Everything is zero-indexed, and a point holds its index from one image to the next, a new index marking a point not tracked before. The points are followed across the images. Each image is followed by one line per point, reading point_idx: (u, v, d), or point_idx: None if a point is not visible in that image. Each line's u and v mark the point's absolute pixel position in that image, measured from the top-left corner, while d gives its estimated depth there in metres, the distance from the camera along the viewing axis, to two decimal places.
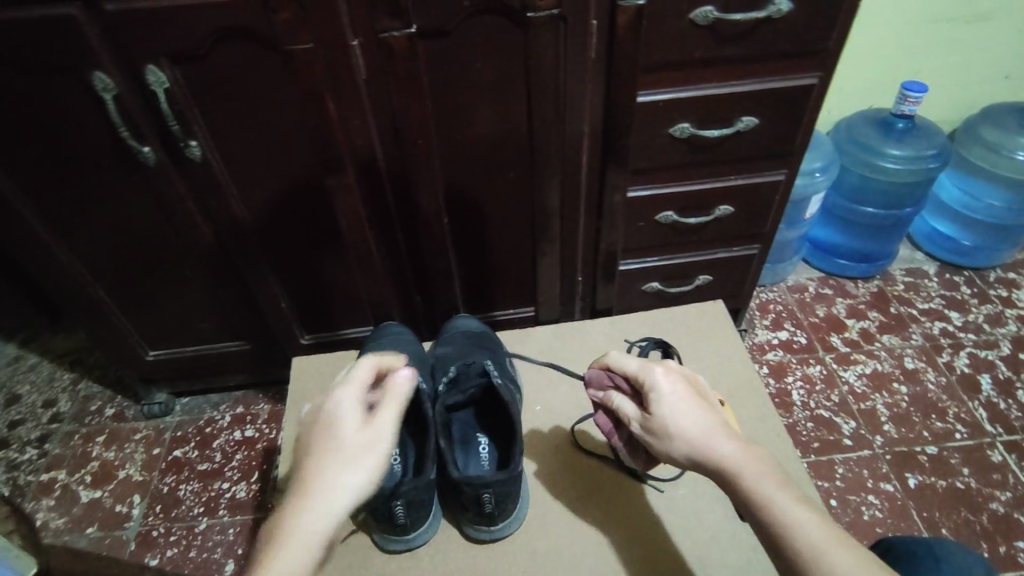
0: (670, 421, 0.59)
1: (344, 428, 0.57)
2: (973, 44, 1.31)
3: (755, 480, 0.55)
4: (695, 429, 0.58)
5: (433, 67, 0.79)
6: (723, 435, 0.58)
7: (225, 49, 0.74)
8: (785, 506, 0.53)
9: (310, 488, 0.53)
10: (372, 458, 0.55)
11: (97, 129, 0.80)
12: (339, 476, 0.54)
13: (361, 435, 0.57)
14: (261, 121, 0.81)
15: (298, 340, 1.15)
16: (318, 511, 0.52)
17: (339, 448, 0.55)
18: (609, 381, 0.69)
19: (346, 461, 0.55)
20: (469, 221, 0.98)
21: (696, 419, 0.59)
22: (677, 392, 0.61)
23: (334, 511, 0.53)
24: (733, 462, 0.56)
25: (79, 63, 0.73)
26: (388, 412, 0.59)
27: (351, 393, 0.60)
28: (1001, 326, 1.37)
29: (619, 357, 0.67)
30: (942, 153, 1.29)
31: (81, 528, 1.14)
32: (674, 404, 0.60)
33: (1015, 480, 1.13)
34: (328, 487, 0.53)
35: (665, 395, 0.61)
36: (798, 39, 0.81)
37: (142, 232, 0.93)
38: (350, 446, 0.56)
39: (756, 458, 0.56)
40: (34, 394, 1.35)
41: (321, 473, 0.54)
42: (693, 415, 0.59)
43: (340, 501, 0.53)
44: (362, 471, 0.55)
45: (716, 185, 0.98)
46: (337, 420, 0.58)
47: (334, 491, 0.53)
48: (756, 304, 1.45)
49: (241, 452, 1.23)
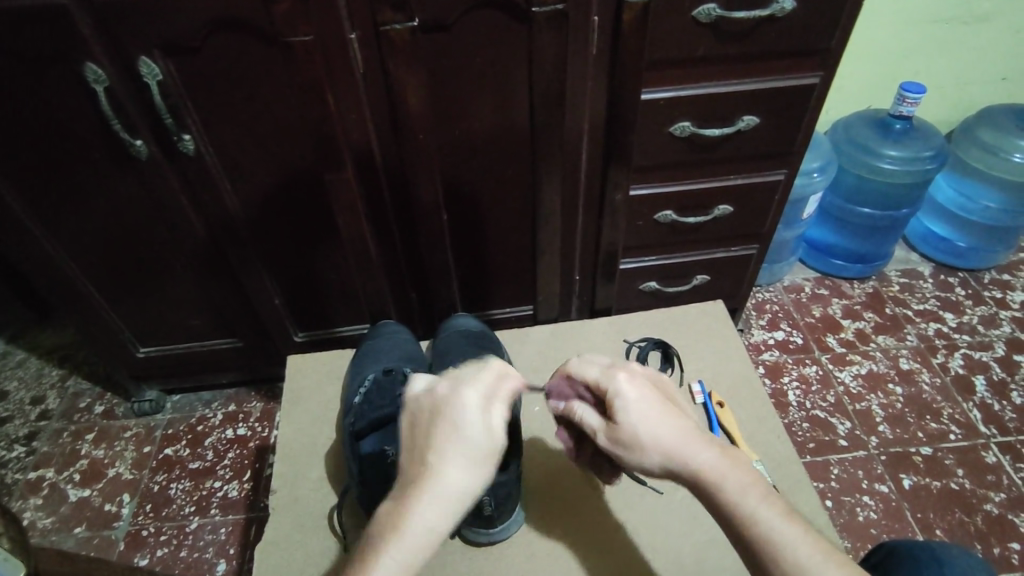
0: (638, 429, 0.56)
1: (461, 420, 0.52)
2: (971, 45, 1.31)
3: (740, 489, 0.53)
4: (664, 435, 0.56)
5: (433, 61, 0.77)
6: (697, 443, 0.56)
7: (219, 41, 0.72)
8: (773, 519, 0.52)
9: (421, 491, 0.50)
10: (482, 463, 0.51)
11: (88, 122, 0.79)
12: (450, 485, 0.50)
13: (479, 435, 0.51)
14: (257, 114, 0.80)
15: (293, 337, 1.14)
16: (430, 519, 0.49)
17: (454, 450, 0.51)
18: (569, 391, 0.65)
19: (457, 463, 0.51)
20: (467, 218, 0.97)
21: (665, 426, 0.56)
22: (642, 399, 0.58)
23: (440, 518, 0.49)
24: (713, 470, 0.54)
25: (69, 53, 0.71)
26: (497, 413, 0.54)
27: (473, 389, 0.54)
28: (995, 327, 1.37)
29: (582, 364, 0.64)
30: (939, 155, 1.29)
31: (69, 527, 1.12)
32: (642, 413, 0.57)
33: (1009, 481, 1.13)
34: (438, 495, 0.50)
35: (629, 402, 0.58)
36: (801, 37, 0.80)
37: (134, 226, 0.92)
38: (459, 449, 0.51)
39: (735, 465, 0.55)
40: (21, 390, 1.33)
41: (434, 475, 0.50)
42: (661, 423, 0.57)
43: (445, 511, 0.50)
44: (470, 477, 0.51)
45: (716, 184, 0.97)
46: (457, 418, 0.52)
47: (447, 494, 0.50)
48: (753, 304, 1.45)
49: (233, 450, 1.21)
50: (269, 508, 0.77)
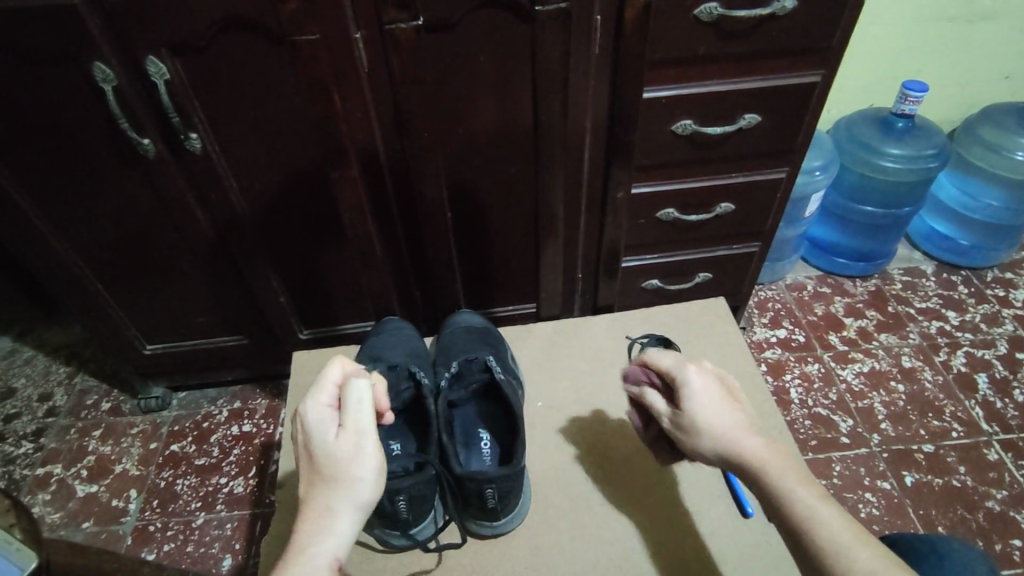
0: (704, 410, 0.59)
1: (320, 443, 0.56)
2: (974, 44, 1.31)
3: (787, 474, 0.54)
4: (727, 420, 0.58)
5: (437, 60, 0.78)
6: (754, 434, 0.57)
7: (227, 41, 0.73)
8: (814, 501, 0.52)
9: (317, 511, 0.54)
10: (359, 462, 0.55)
11: (97, 121, 0.80)
12: (335, 491, 0.54)
13: (338, 443, 0.56)
14: (262, 112, 0.81)
15: (298, 334, 1.15)
16: (321, 532, 0.52)
17: (325, 462, 0.55)
18: (643, 376, 0.69)
19: (342, 479, 0.54)
20: (470, 216, 0.98)
21: (727, 413, 0.58)
22: (705, 388, 0.60)
23: (342, 527, 0.53)
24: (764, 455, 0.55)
25: (79, 53, 0.72)
26: (361, 413, 0.57)
27: (321, 402, 0.58)
28: (998, 326, 1.38)
29: (654, 353, 0.67)
30: (941, 153, 1.30)
31: (77, 522, 1.13)
32: (704, 400, 0.59)
33: (1011, 479, 1.14)
34: (321, 504, 0.54)
35: (699, 384, 0.60)
36: (803, 37, 0.81)
37: (141, 224, 0.93)
38: (337, 463, 0.55)
39: (784, 455, 0.55)
40: (29, 388, 1.35)
41: (326, 479, 0.55)
42: (724, 411, 0.58)
43: (343, 521, 0.53)
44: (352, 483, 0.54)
45: (717, 183, 0.98)
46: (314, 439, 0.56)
47: (339, 500, 0.54)
48: (755, 302, 1.46)
49: (238, 447, 1.22)
50: (275, 502, 0.78)
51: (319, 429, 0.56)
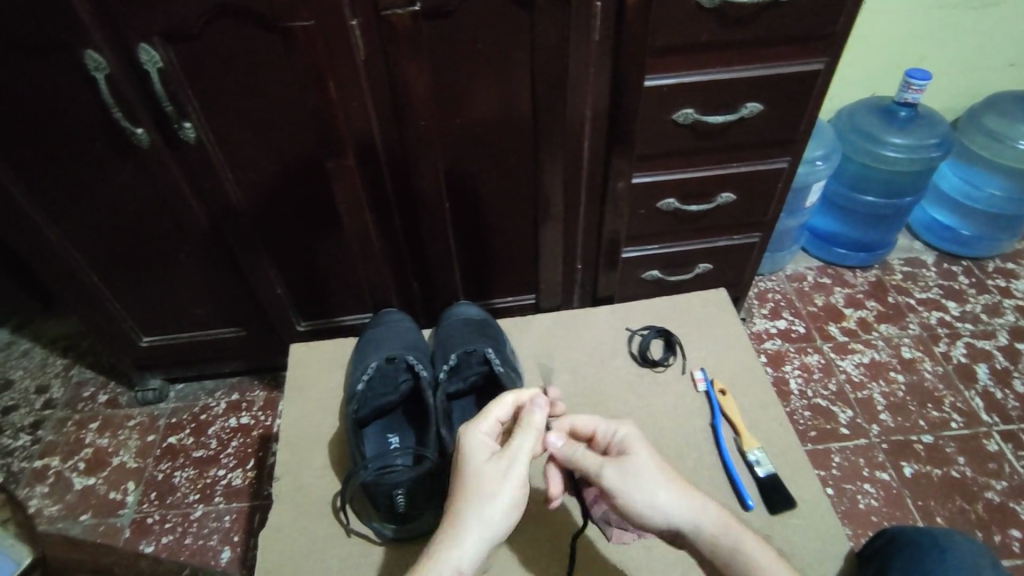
0: (632, 503, 0.60)
1: (477, 469, 0.60)
2: (977, 31, 1.30)
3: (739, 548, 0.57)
4: (665, 505, 0.60)
5: (434, 48, 0.77)
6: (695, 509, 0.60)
7: (220, 28, 0.72)
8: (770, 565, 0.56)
9: (461, 517, 0.57)
10: (510, 487, 0.59)
11: (89, 110, 0.78)
12: (484, 501, 0.58)
13: (496, 468, 0.60)
14: (258, 101, 0.79)
15: (295, 326, 1.14)
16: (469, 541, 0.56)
17: (489, 477, 0.59)
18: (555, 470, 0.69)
19: (490, 497, 0.58)
20: (469, 206, 0.96)
21: (662, 495, 0.60)
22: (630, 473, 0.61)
23: (475, 543, 0.56)
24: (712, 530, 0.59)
25: (68, 40, 0.71)
26: (522, 443, 0.61)
27: (490, 434, 0.63)
28: (998, 316, 1.37)
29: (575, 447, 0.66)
30: (943, 142, 1.29)
31: (75, 514, 1.13)
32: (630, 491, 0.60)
33: (1010, 469, 1.14)
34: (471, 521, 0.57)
35: (619, 471, 0.61)
36: (806, 24, 0.79)
37: (135, 215, 0.92)
38: (492, 484, 0.59)
39: (730, 524, 0.59)
40: (26, 379, 1.34)
41: (478, 492, 0.58)
42: (657, 492, 0.60)
43: (480, 537, 0.57)
44: (499, 506, 0.58)
45: (718, 172, 0.97)
46: (472, 463, 0.60)
47: (485, 514, 0.57)
48: (755, 293, 1.45)
49: (236, 439, 1.22)
50: (273, 495, 0.78)
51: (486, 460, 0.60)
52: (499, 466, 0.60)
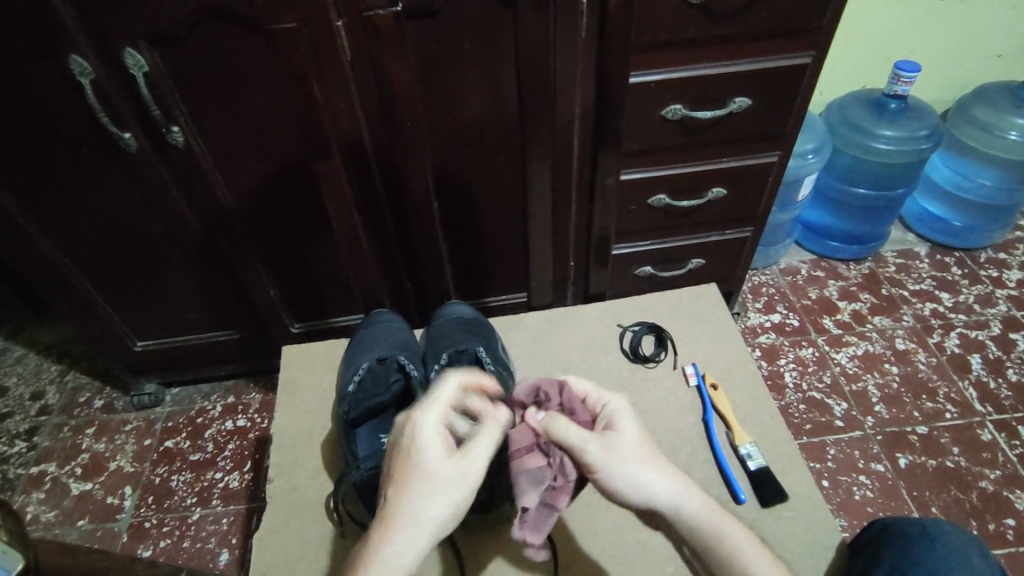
0: (614, 483, 0.55)
1: (425, 461, 0.54)
2: (966, 22, 1.30)
3: (718, 535, 0.54)
4: (648, 485, 0.55)
5: (420, 48, 0.77)
6: (679, 491, 0.55)
7: (205, 31, 0.72)
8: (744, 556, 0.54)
9: (401, 518, 0.52)
10: (460, 488, 0.53)
11: (77, 115, 0.78)
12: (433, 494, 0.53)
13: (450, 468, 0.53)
14: (245, 104, 0.79)
15: (288, 328, 1.14)
16: (406, 546, 0.51)
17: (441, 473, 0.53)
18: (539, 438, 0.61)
19: (432, 498, 0.52)
20: (459, 205, 0.97)
21: (645, 474, 0.55)
22: (616, 455, 0.56)
23: (417, 546, 0.51)
24: (691, 523, 0.55)
25: (54, 45, 0.71)
26: (483, 445, 0.54)
27: (441, 421, 0.56)
28: (991, 306, 1.37)
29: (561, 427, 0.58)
30: (934, 134, 1.29)
31: (72, 519, 1.13)
32: (616, 473, 0.55)
33: (1004, 458, 1.14)
34: (410, 522, 0.51)
35: (606, 450, 0.56)
36: (793, 17, 0.79)
37: (125, 219, 0.91)
38: (438, 485, 0.52)
39: (709, 506, 0.56)
40: (21, 386, 1.34)
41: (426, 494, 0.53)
42: (642, 478, 0.55)
43: (426, 536, 0.52)
44: (450, 508, 0.52)
45: (708, 167, 0.97)
46: (422, 454, 0.54)
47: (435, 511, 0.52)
48: (749, 287, 1.45)
49: (233, 441, 1.22)
50: (268, 497, 0.78)
51: (436, 452, 0.54)
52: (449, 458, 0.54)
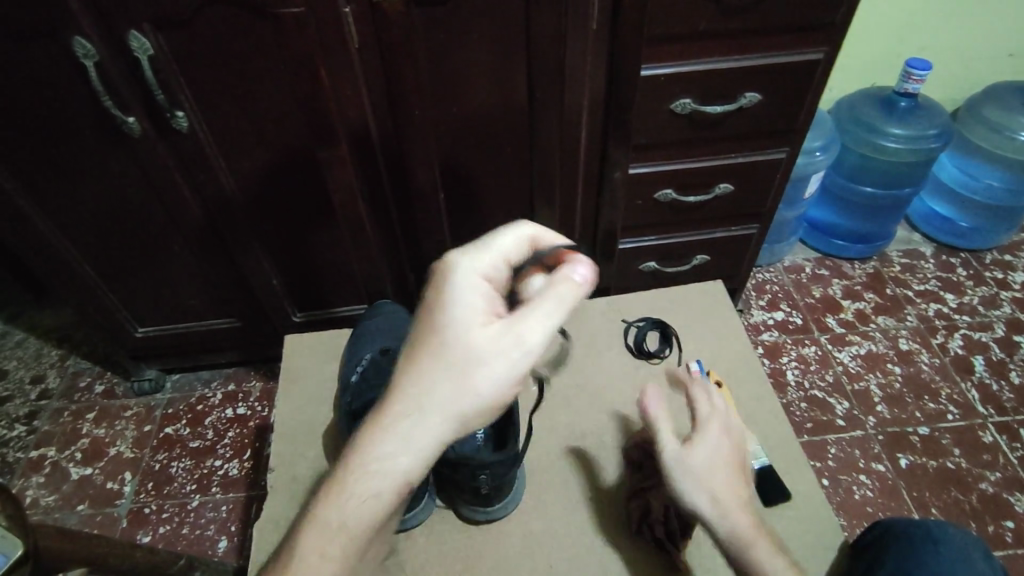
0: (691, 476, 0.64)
1: (452, 341, 0.47)
2: (979, 21, 1.29)
3: (740, 527, 0.61)
4: (710, 486, 0.64)
5: (428, 35, 0.76)
6: (726, 500, 0.63)
7: (211, 14, 0.71)
8: (769, 558, 0.60)
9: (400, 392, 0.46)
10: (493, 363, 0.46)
11: (80, 98, 0.77)
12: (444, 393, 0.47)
13: (484, 342, 0.46)
14: (251, 90, 0.78)
15: (290, 317, 1.14)
16: (396, 443, 0.45)
17: (448, 369, 0.46)
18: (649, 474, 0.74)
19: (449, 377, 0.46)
20: (464, 196, 0.96)
21: (712, 478, 0.64)
22: (712, 454, 0.66)
23: (419, 439, 0.45)
24: (722, 523, 0.62)
25: (58, 27, 0.70)
26: (532, 317, 0.46)
27: (476, 264, 0.51)
28: (996, 308, 1.37)
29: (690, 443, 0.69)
30: (944, 133, 1.28)
31: (72, 504, 1.13)
32: (704, 466, 0.65)
33: (1005, 461, 1.14)
34: (425, 404, 0.45)
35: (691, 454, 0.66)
36: (807, 11, 0.78)
37: (129, 204, 0.91)
38: (454, 372, 0.46)
39: (741, 513, 0.62)
40: (21, 369, 1.34)
41: (415, 400, 0.46)
42: (703, 478, 0.64)
43: (429, 426, 0.45)
44: (458, 401, 0.46)
45: (715, 163, 0.96)
46: (452, 326, 0.47)
47: (427, 429, 0.45)
48: (753, 284, 1.45)
49: (232, 429, 1.22)
50: (268, 487, 0.78)
51: (469, 327, 0.47)
52: (484, 335, 0.47)
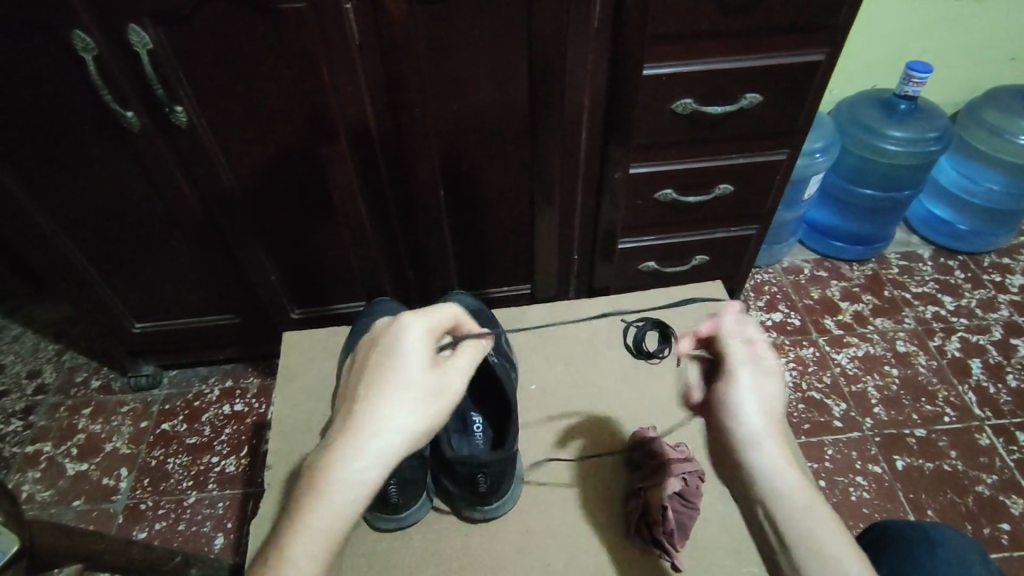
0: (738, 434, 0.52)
1: (405, 367, 0.51)
2: (980, 24, 1.29)
3: (792, 496, 0.49)
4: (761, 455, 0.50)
5: (429, 33, 0.76)
6: (779, 464, 0.50)
7: (211, 9, 0.70)
8: (835, 541, 0.47)
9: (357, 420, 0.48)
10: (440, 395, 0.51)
11: (79, 92, 0.77)
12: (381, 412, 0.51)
13: (430, 374, 0.51)
14: (251, 86, 0.78)
15: (289, 314, 1.13)
16: (361, 459, 0.46)
17: (397, 382, 0.49)
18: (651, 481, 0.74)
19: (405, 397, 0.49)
20: (464, 194, 0.96)
21: (757, 441, 0.51)
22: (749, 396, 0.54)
23: (382, 451, 0.47)
24: (776, 488, 0.49)
25: (57, 20, 0.69)
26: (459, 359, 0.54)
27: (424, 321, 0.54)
28: (993, 311, 1.37)
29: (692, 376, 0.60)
30: (943, 136, 1.28)
31: (68, 500, 1.13)
32: (749, 414, 0.52)
33: (1001, 463, 1.14)
34: (385, 422, 0.48)
35: (741, 398, 0.53)
36: (809, 12, 0.78)
37: (128, 199, 0.90)
38: (415, 389, 0.50)
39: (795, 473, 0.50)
40: (18, 364, 1.33)
41: (376, 422, 0.47)
42: (754, 434, 0.51)
43: (392, 440, 0.47)
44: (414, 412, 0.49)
45: (716, 164, 0.96)
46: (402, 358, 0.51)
47: (384, 445, 0.47)
48: (751, 285, 1.45)
49: (229, 426, 1.21)
50: (266, 484, 0.77)
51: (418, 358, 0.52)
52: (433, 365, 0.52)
